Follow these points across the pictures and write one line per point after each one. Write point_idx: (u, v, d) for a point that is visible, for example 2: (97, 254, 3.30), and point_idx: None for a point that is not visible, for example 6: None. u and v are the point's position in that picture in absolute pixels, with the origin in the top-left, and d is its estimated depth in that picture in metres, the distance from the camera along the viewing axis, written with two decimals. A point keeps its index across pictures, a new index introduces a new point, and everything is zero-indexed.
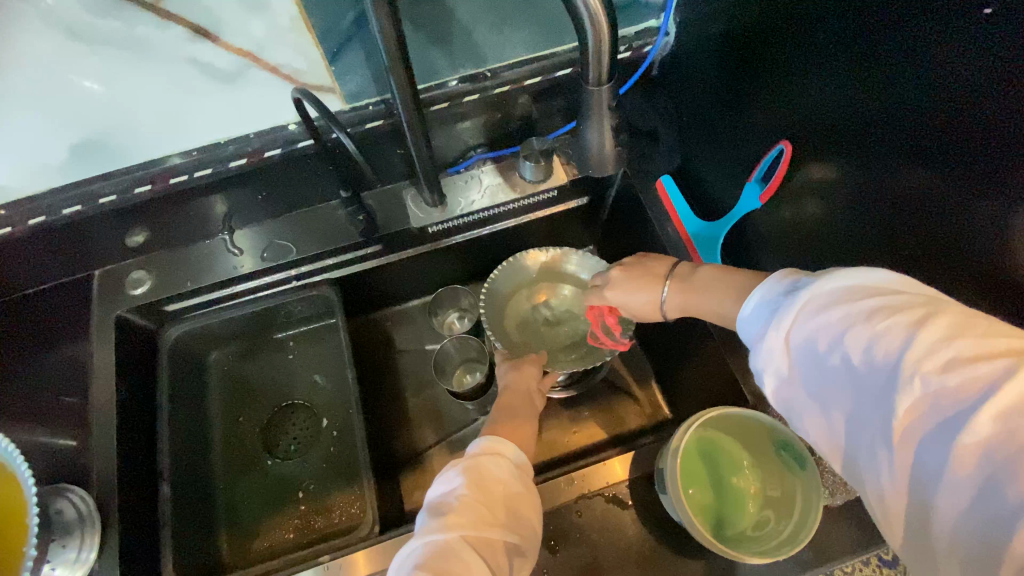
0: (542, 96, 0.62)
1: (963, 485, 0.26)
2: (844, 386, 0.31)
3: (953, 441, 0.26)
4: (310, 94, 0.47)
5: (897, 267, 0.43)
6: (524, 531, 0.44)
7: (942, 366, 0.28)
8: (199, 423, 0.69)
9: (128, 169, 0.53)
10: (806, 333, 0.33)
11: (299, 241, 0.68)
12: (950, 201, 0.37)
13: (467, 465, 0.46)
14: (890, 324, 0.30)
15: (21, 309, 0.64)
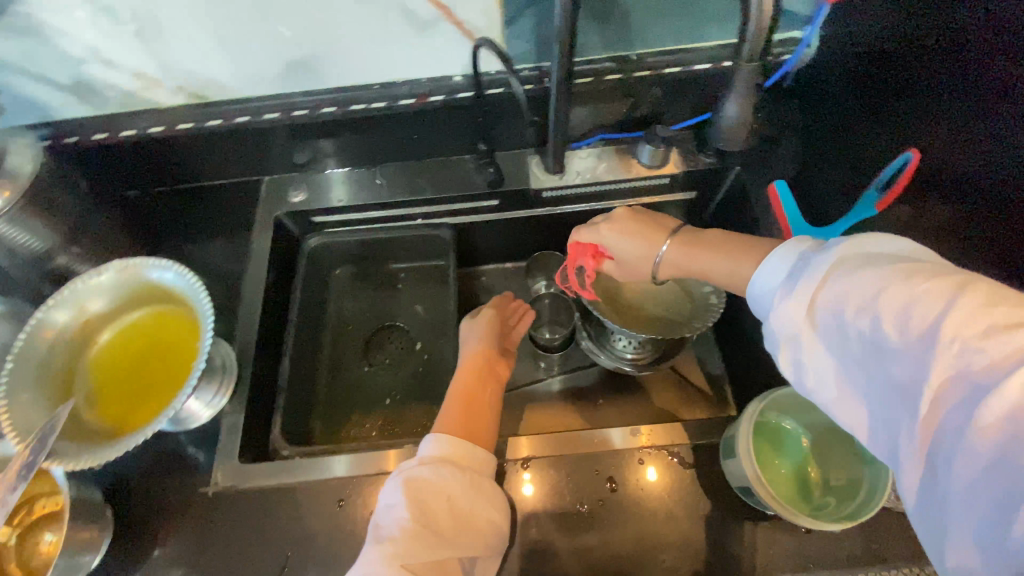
0: (674, 88, 0.68)
1: (985, 447, 0.28)
2: (872, 350, 0.33)
3: (981, 406, 0.28)
4: (491, 43, 0.56)
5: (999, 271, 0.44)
6: (472, 543, 0.50)
7: (978, 333, 0.29)
8: (317, 321, 0.80)
9: (323, 90, 0.66)
10: (837, 299, 0.35)
11: (430, 184, 0.76)
12: None
13: (408, 483, 0.52)
14: (923, 293, 0.31)
15: (206, 195, 0.78)
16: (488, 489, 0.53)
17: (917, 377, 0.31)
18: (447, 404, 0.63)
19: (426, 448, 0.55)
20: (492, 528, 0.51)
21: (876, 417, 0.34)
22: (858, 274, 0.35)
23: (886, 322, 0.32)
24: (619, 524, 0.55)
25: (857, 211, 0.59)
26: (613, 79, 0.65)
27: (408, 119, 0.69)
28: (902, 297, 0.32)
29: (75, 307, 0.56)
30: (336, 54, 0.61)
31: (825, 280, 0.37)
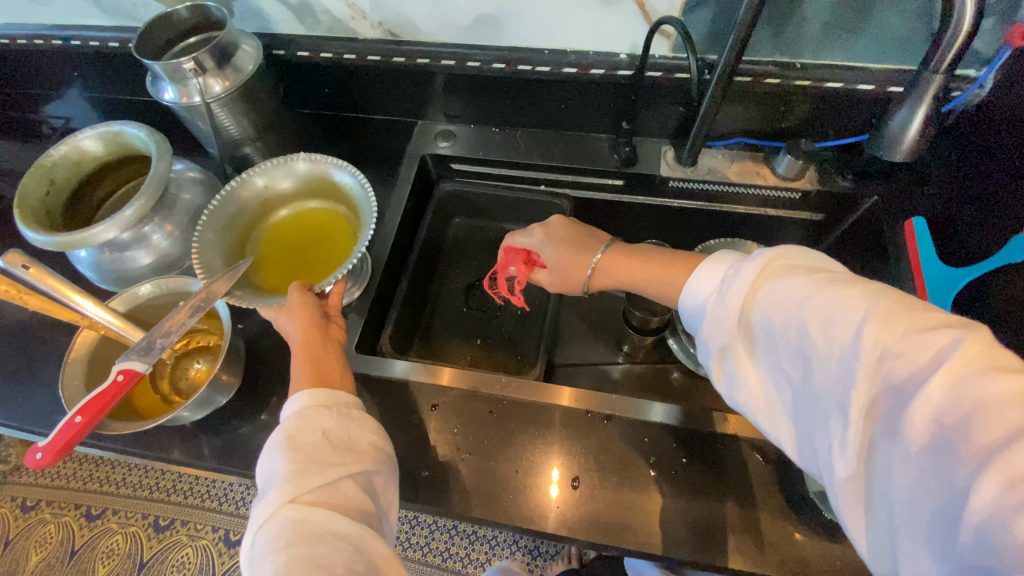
0: (828, 106, 0.69)
1: (920, 450, 0.32)
2: (806, 356, 0.39)
3: (909, 411, 0.33)
4: (672, 20, 0.59)
5: None
6: (362, 458, 0.50)
7: (895, 339, 0.34)
8: (433, 257, 0.87)
9: (498, 47, 0.73)
10: (767, 309, 0.41)
11: (564, 154, 0.81)
12: None
13: (277, 436, 0.49)
14: (841, 304, 0.37)
15: (363, 127, 0.88)
16: (358, 418, 0.53)
17: (846, 385, 0.36)
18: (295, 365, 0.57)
19: (290, 410, 0.52)
20: (376, 451, 0.52)
21: (818, 425, 0.39)
22: (781, 286, 0.41)
23: (814, 331, 0.38)
24: (682, 493, 0.61)
25: (1003, 255, 0.59)
26: (774, 84, 0.67)
27: (565, 87, 0.74)
28: (823, 306, 0.38)
29: (268, 180, 0.68)
30: (520, 16, 0.67)
31: (752, 289, 0.43)
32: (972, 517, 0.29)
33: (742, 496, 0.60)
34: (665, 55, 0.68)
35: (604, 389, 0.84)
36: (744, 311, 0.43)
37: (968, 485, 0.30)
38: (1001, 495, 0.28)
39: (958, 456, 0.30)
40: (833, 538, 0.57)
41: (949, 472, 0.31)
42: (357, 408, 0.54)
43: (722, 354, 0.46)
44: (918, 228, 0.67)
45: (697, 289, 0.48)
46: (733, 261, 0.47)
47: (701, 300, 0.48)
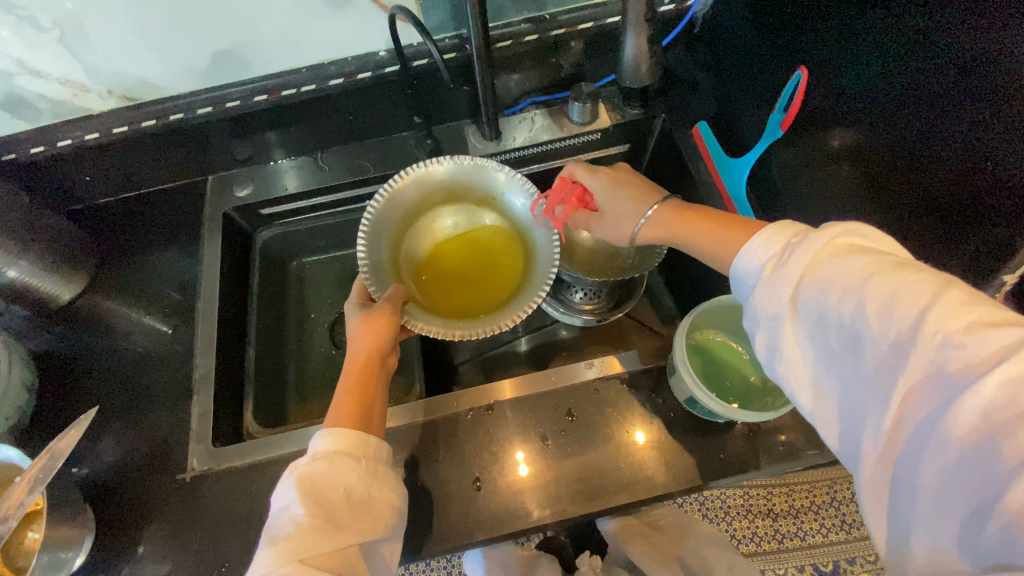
0: (592, 46, 0.72)
1: (960, 444, 0.31)
2: (852, 340, 0.36)
3: (960, 402, 0.31)
4: (404, 11, 0.58)
5: (900, 191, 0.49)
6: (373, 523, 0.47)
7: (960, 329, 0.32)
8: (279, 311, 0.82)
9: (253, 80, 0.68)
10: (825, 285, 0.37)
11: (375, 162, 0.77)
12: (933, 108, 0.44)
13: (301, 479, 0.46)
14: (908, 290, 0.34)
15: (144, 205, 0.78)
16: (384, 476, 0.50)
17: (899, 371, 0.34)
18: (337, 395, 0.54)
19: (316, 449, 0.49)
20: (391, 511, 0.49)
21: (851, 407, 0.37)
22: (846, 260, 0.37)
23: (870, 312, 0.35)
24: (582, 448, 0.62)
25: (767, 135, 0.64)
26: (533, 39, 0.69)
27: (341, 102, 0.71)
28: (888, 289, 0.34)
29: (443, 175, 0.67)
30: (260, 40, 0.63)
31: (815, 258, 0.39)
32: (1005, 512, 0.29)
33: (638, 425, 0.63)
34: (414, 45, 0.68)
35: (497, 374, 0.84)
36: (797, 282, 0.39)
37: (1009, 483, 0.29)
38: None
39: (1004, 455, 0.29)
40: (715, 432, 0.62)
41: (989, 469, 0.30)
42: (387, 475, 0.51)
43: (764, 325, 0.41)
44: (704, 131, 0.73)
45: (753, 253, 0.43)
46: (794, 227, 0.43)
47: (754, 265, 0.43)
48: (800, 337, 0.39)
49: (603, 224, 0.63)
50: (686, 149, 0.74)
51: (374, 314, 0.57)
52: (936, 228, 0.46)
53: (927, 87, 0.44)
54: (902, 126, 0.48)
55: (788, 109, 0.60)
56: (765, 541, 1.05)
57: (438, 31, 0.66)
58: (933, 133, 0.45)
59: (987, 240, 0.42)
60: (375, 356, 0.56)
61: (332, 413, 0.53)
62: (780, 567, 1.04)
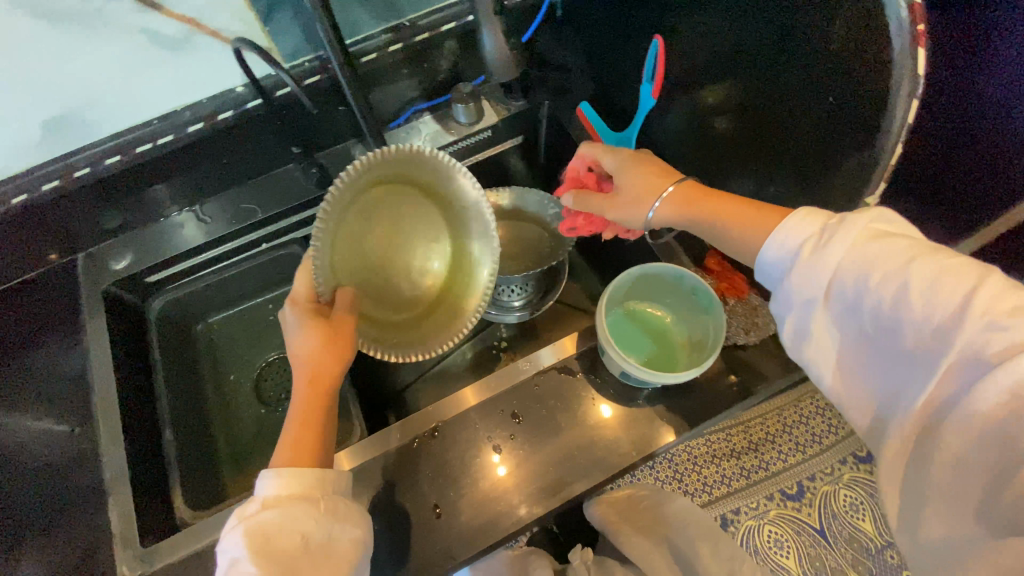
0: (461, 44, 0.71)
1: (987, 422, 0.33)
2: (892, 322, 0.37)
3: (993, 381, 0.32)
4: (247, 43, 0.54)
5: (773, 134, 0.51)
6: (339, 563, 0.44)
7: (1002, 314, 0.33)
8: (192, 381, 0.75)
9: (99, 143, 0.61)
10: (863, 272, 0.38)
11: (262, 202, 0.72)
12: (778, 54, 0.47)
13: (251, 530, 0.42)
14: (947, 277, 0.35)
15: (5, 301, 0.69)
16: (344, 508, 0.47)
17: (940, 353, 0.35)
18: (288, 427, 0.49)
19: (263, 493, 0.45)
20: (358, 545, 0.46)
21: (889, 385, 0.39)
22: (884, 246, 0.38)
23: (915, 296, 0.36)
24: (535, 449, 0.60)
25: (642, 105, 0.65)
26: (399, 48, 0.67)
27: (207, 147, 0.66)
28: (932, 275, 0.36)
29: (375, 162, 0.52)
30: (98, 96, 0.59)
31: (851, 247, 0.39)
32: None
33: (587, 411, 0.62)
34: (268, 75, 0.64)
35: (442, 390, 0.82)
36: (836, 267, 0.40)
37: None
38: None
39: None
40: (660, 398, 0.63)
41: (1013, 443, 0.32)
42: (348, 506, 0.48)
43: (796, 310, 0.42)
44: (587, 110, 0.74)
45: (784, 238, 0.43)
46: (824, 212, 0.43)
47: (787, 249, 0.43)
48: (837, 322, 0.41)
49: (617, 206, 0.55)
50: (574, 132, 0.76)
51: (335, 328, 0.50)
52: (813, 161, 0.48)
53: (772, 35, 0.47)
54: (760, 73, 0.49)
55: (655, 76, 0.62)
56: (733, 480, 1.10)
57: (296, 55, 0.63)
58: (790, 74, 0.46)
59: (851, 162, 0.45)
60: (336, 378, 0.51)
61: (283, 447, 0.48)
62: (752, 500, 1.09)
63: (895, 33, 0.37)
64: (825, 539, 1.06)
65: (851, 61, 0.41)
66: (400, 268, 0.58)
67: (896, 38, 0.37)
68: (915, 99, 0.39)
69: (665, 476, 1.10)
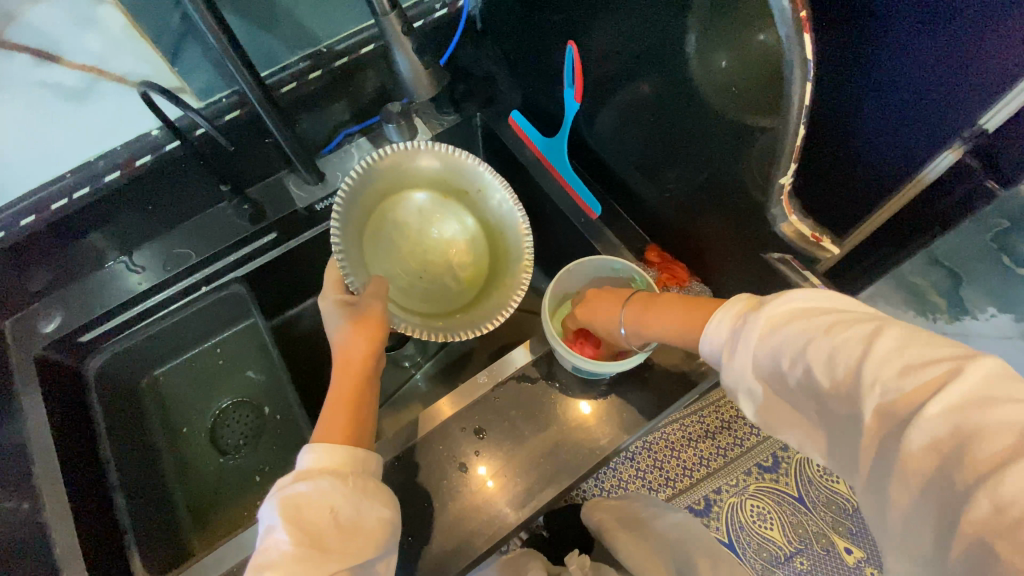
0: (383, 65, 0.71)
1: (919, 482, 0.31)
2: (812, 395, 0.37)
3: (908, 438, 0.31)
4: (155, 86, 0.52)
5: (690, 123, 0.53)
6: (366, 543, 0.46)
7: (899, 373, 0.33)
8: (142, 440, 0.72)
9: (10, 203, 0.58)
10: (777, 352, 0.39)
11: (196, 246, 0.69)
12: (682, 46, 0.49)
13: (285, 500, 0.44)
14: (846, 337, 0.36)
15: None
16: (373, 489, 0.49)
17: (855, 414, 0.35)
18: (327, 406, 0.53)
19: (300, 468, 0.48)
20: (383, 527, 0.48)
21: (838, 454, 0.37)
22: (789, 327, 0.39)
23: (817, 368, 0.36)
24: (502, 462, 0.60)
25: (568, 109, 0.67)
26: (319, 75, 0.65)
27: (129, 194, 0.63)
28: (827, 346, 0.36)
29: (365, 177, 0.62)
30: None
31: (760, 333, 0.41)
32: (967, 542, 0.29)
33: (551, 416, 0.62)
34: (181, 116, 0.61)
35: (408, 413, 0.81)
36: (754, 353, 0.41)
37: (962, 514, 0.29)
38: (991, 515, 0.28)
39: (959, 479, 0.29)
40: (620, 393, 0.64)
41: (947, 499, 0.30)
42: (377, 490, 0.50)
43: (743, 397, 0.43)
44: (518, 119, 0.76)
45: (710, 335, 0.44)
46: (740, 300, 0.45)
47: (714, 347, 0.44)
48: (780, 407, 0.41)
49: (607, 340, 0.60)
50: (507, 141, 0.77)
51: (364, 313, 0.56)
52: (726, 145, 0.50)
53: (674, 31, 0.48)
54: (669, 67, 0.51)
55: (575, 82, 0.64)
56: (711, 461, 1.12)
57: (211, 92, 0.61)
58: (700, 63, 0.48)
59: (761, 144, 0.46)
60: (370, 361, 0.56)
61: (324, 424, 0.52)
62: (731, 479, 1.11)
63: (780, 20, 0.38)
64: (804, 506, 1.09)
65: (744, 45, 0.42)
66: (438, 259, 0.68)
67: (780, 26, 0.38)
68: (808, 81, 0.39)
69: (645, 467, 1.11)
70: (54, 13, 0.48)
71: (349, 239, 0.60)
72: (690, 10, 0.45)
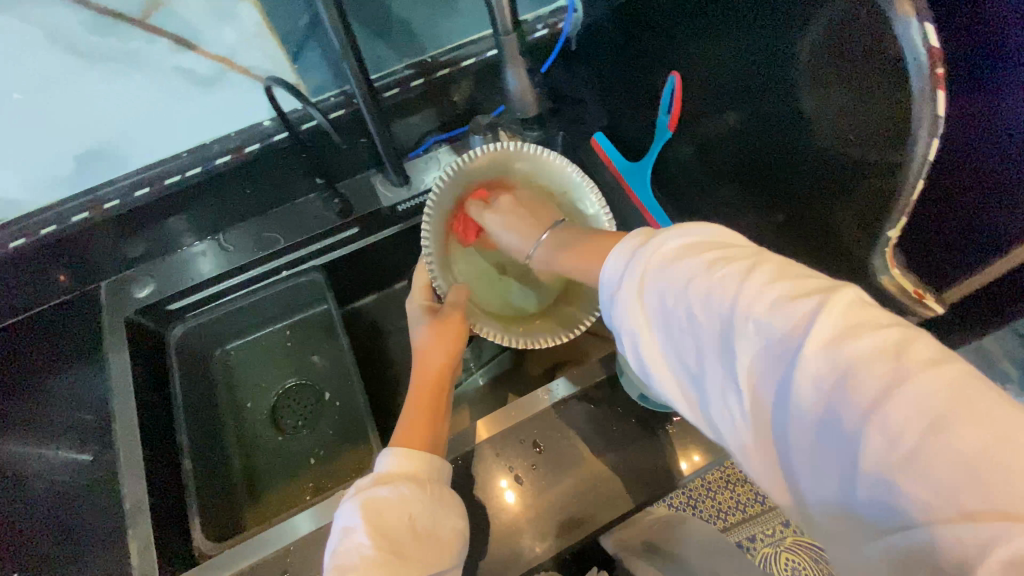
0: (480, 78, 0.73)
1: (811, 409, 0.27)
2: (690, 336, 0.34)
3: (795, 372, 0.28)
4: (279, 82, 0.56)
5: (801, 166, 0.51)
6: (440, 557, 0.46)
7: (770, 306, 0.30)
8: (209, 409, 0.75)
9: (127, 176, 0.62)
10: (662, 291, 0.36)
11: (284, 232, 0.73)
12: (797, 92, 0.48)
13: (366, 505, 0.46)
14: (725, 273, 0.33)
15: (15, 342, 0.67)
16: (446, 498, 0.50)
17: (738, 357, 0.31)
18: (408, 409, 0.56)
19: (380, 474, 0.49)
20: (457, 534, 0.49)
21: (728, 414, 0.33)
22: (672, 267, 0.36)
23: (698, 308, 0.33)
24: (554, 482, 0.59)
25: (658, 137, 0.69)
26: (419, 84, 0.68)
27: (234, 179, 0.67)
28: (705, 283, 0.33)
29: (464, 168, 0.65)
30: (129, 133, 0.59)
31: (646, 271, 0.37)
32: (870, 483, 0.25)
33: (613, 441, 0.61)
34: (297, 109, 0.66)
35: (458, 417, 0.81)
36: (639, 291, 0.37)
37: (858, 447, 0.25)
38: (885, 451, 0.25)
39: (847, 411, 0.26)
40: (686, 428, 0.61)
41: (837, 434, 0.26)
42: (451, 502, 0.51)
43: (626, 337, 0.38)
44: (602, 142, 0.77)
45: (609, 268, 0.41)
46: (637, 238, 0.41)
47: (616, 274, 0.40)
48: (639, 346, 0.37)
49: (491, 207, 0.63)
50: (589, 160, 0.78)
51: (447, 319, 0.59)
52: (836, 190, 0.48)
53: (790, 76, 0.48)
54: (776, 111, 0.51)
55: (672, 111, 0.65)
56: (749, 507, 1.08)
57: (322, 91, 0.65)
58: (812, 109, 0.47)
59: (874, 195, 0.44)
60: (447, 367, 0.59)
61: (402, 429, 0.54)
62: (769, 528, 1.07)
63: (914, 76, 0.37)
64: None
65: (876, 97, 0.41)
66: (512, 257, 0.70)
67: (915, 82, 0.38)
68: (936, 137, 0.38)
69: (680, 504, 1.09)
70: (197, 4, 0.53)
71: (437, 244, 0.64)
72: (805, 57, 0.45)
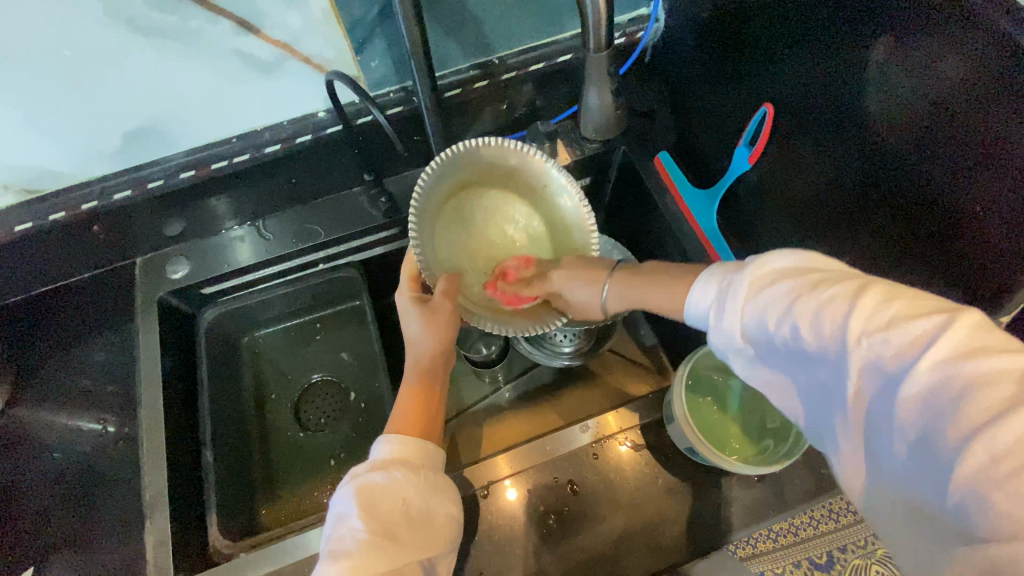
0: (546, 84, 0.68)
1: (915, 427, 0.28)
2: (789, 350, 0.33)
3: (899, 392, 0.28)
4: (343, 77, 0.53)
5: (895, 234, 0.46)
6: (432, 543, 0.44)
7: (877, 324, 0.29)
8: (233, 398, 0.73)
9: (173, 156, 0.61)
10: (763, 305, 0.35)
11: (325, 225, 0.70)
12: (896, 156, 0.44)
13: (360, 489, 0.43)
14: (830, 291, 0.32)
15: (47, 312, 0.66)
16: (443, 484, 0.48)
17: (840, 372, 0.31)
18: (402, 397, 0.54)
19: (375, 458, 0.47)
20: (450, 523, 0.47)
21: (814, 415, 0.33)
22: (775, 283, 0.35)
23: (800, 321, 0.32)
24: (588, 526, 0.56)
25: (734, 167, 0.62)
26: (483, 85, 0.65)
27: (281, 167, 0.65)
28: (811, 298, 0.32)
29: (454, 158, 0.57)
30: (180, 113, 0.56)
31: (749, 288, 0.36)
32: (969, 498, 0.25)
33: (650, 489, 0.57)
34: (352, 102, 0.62)
35: (484, 432, 0.79)
36: (743, 305, 0.36)
37: (959, 461, 0.26)
38: (985, 464, 0.25)
39: (952, 431, 0.26)
40: (732, 486, 0.57)
41: (938, 450, 0.27)
42: (447, 485, 0.49)
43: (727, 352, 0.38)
44: (667, 160, 0.70)
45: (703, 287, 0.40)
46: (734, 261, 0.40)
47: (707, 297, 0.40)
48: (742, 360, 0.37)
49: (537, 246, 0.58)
50: (649, 180, 0.71)
51: (434, 311, 0.53)
52: (939, 265, 0.43)
53: (893, 138, 0.43)
54: (869, 169, 0.47)
55: (755, 144, 0.59)
56: None
57: (382, 84, 0.62)
58: (911, 176, 0.43)
59: (993, 278, 0.39)
60: (441, 355, 0.55)
61: (396, 420, 0.51)
62: None
63: None
64: None
65: (1001, 176, 0.36)
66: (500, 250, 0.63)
67: None
68: None
69: None
70: None
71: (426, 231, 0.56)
72: (915, 122, 0.41)
